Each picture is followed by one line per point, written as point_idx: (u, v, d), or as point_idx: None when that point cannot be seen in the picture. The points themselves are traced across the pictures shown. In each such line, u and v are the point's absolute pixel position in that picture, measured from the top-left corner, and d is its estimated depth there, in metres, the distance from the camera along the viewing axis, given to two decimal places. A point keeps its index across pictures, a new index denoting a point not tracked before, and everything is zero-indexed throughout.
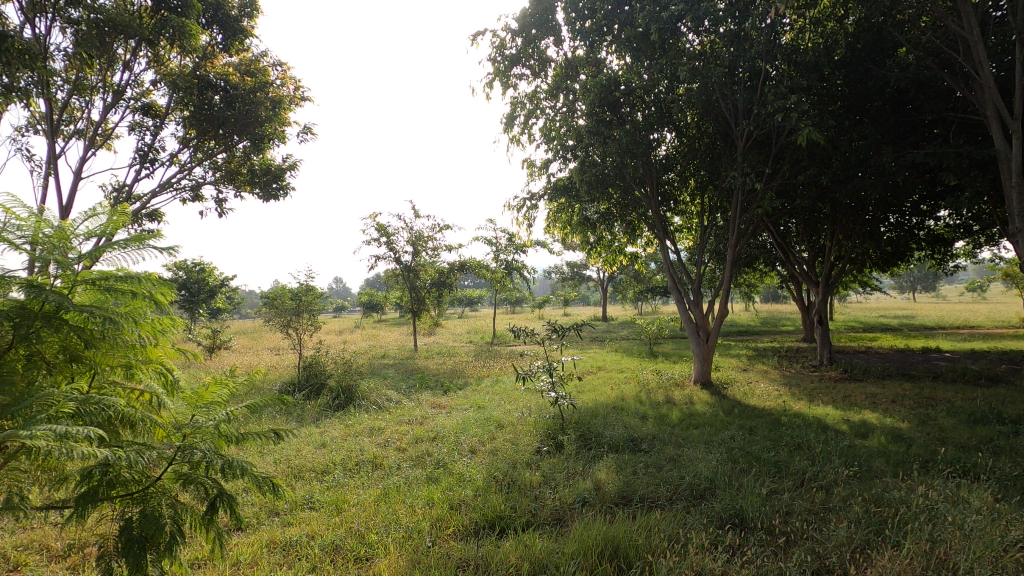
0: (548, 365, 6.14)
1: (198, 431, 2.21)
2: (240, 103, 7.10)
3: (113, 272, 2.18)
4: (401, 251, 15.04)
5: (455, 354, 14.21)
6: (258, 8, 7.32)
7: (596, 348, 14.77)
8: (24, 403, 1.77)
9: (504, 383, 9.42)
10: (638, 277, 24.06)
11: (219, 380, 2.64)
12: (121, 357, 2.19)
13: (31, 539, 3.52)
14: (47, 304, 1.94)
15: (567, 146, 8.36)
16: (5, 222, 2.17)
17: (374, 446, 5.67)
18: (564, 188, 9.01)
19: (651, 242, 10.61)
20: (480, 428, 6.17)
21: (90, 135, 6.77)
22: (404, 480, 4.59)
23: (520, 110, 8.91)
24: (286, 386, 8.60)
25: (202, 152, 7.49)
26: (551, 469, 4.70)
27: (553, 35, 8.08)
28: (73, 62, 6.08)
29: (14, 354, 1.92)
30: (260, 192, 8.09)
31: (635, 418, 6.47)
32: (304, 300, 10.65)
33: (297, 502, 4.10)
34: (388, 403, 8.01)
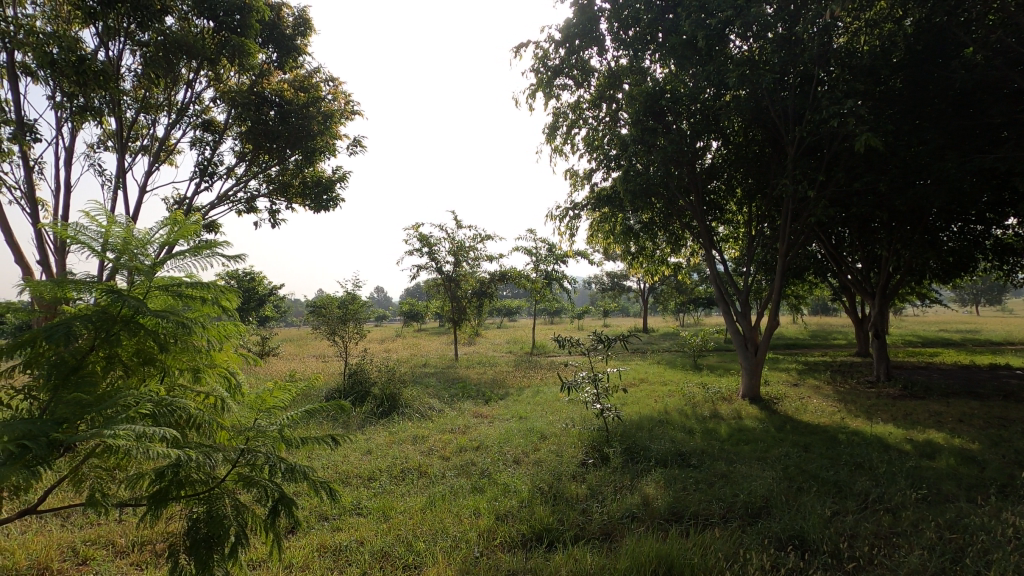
0: (593, 376, 6.05)
1: (260, 435, 2.27)
2: (293, 118, 7.36)
3: (183, 279, 2.29)
4: (443, 262, 15.22)
5: (495, 364, 14.25)
6: (310, 27, 7.59)
7: (637, 359, 14.53)
8: (104, 402, 1.86)
9: (545, 393, 9.35)
10: (680, 287, 23.58)
11: (280, 384, 2.72)
12: (189, 361, 2.28)
13: (98, 534, 3.69)
14: (124, 309, 2.04)
15: (610, 156, 8.30)
16: (84, 228, 2.30)
17: (418, 454, 5.71)
18: (608, 198, 8.91)
19: (696, 252, 10.39)
20: (524, 439, 6.13)
21: (155, 151, 7.13)
22: (449, 489, 4.59)
23: (563, 120, 8.91)
24: (332, 392, 8.78)
25: (256, 165, 7.78)
26: (597, 482, 4.61)
27: (597, 45, 8.06)
28: (141, 82, 6.43)
29: (94, 356, 2.02)
30: (310, 204, 8.36)
31: (682, 432, 6.30)
32: (349, 308, 10.89)
33: (345, 508, 4.15)
34: (431, 411, 8.07)
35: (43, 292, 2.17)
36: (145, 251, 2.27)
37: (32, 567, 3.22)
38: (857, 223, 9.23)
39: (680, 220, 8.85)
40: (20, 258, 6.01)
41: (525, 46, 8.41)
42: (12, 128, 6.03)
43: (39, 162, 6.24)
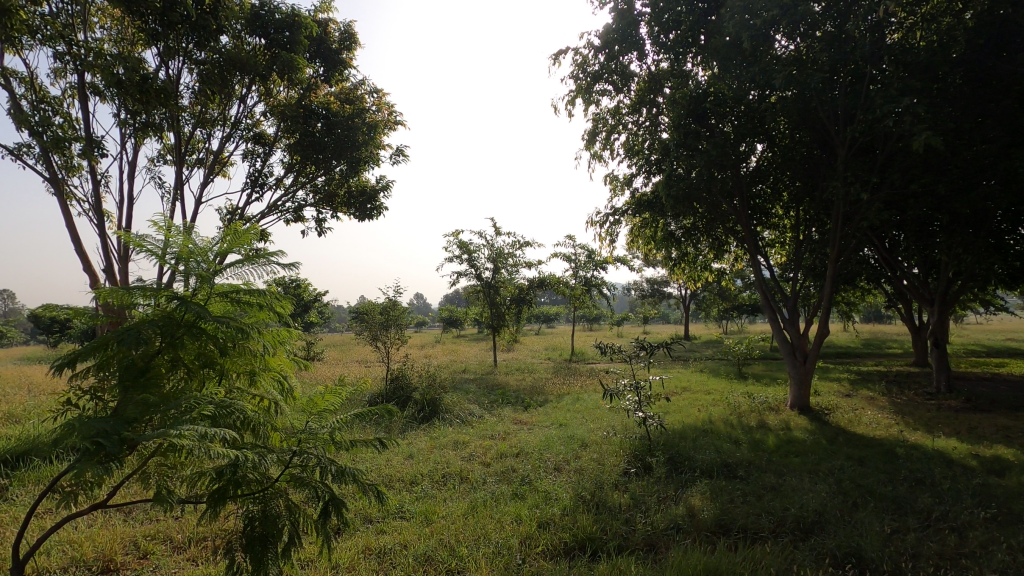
0: (635, 384, 5.95)
1: (312, 438, 2.34)
2: (339, 129, 7.59)
3: (241, 286, 2.40)
4: (482, 268, 15.34)
5: (534, 371, 14.22)
6: (355, 41, 7.81)
7: (679, 367, 14.25)
8: (169, 404, 1.96)
9: (585, 401, 9.26)
10: (723, 293, 23.01)
11: (331, 388, 2.79)
12: (246, 365, 2.37)
13: (157, 529, 3.87)
14: (188, 314, 2.14)
15: (651, 161, 8.20)
16: (151, 237, 2.43)
17: (459, 459, 5.75)
18: (649, 203, 8.79)
19: (741, 258, 10.13)
20: (564, 446, 6.09)
21: (210, 163, 7.46)
22: (490, 495, 4.60)
23: (602, 126, 8.87)
24: (374, 397, 8.95)
25: (304, 176, 8.02)
26: (640, 492, 4.54)
27: (637, 50, 7.99)
28: (198, 98, 6.75)
29: (160, 359, 2.13)
30: (355, 213, 8.58)
31: (728, 443, 6.12)
32: (391, 314, 11.09)
33: (389, 510, 4.22)
34: (471, 417, 8.12)
35: (115, 297, 2.30)
36: (208, 257, 2.38)
37: (98, 560, 3.41)
38: (913, 226, 8.82)
39: (723, 225, 8.65)
40: (87, 267, 6.39)
41: (564, 53, 8.42)
42: (81, 144, 6.44)
43: (106, 176, 6.64)
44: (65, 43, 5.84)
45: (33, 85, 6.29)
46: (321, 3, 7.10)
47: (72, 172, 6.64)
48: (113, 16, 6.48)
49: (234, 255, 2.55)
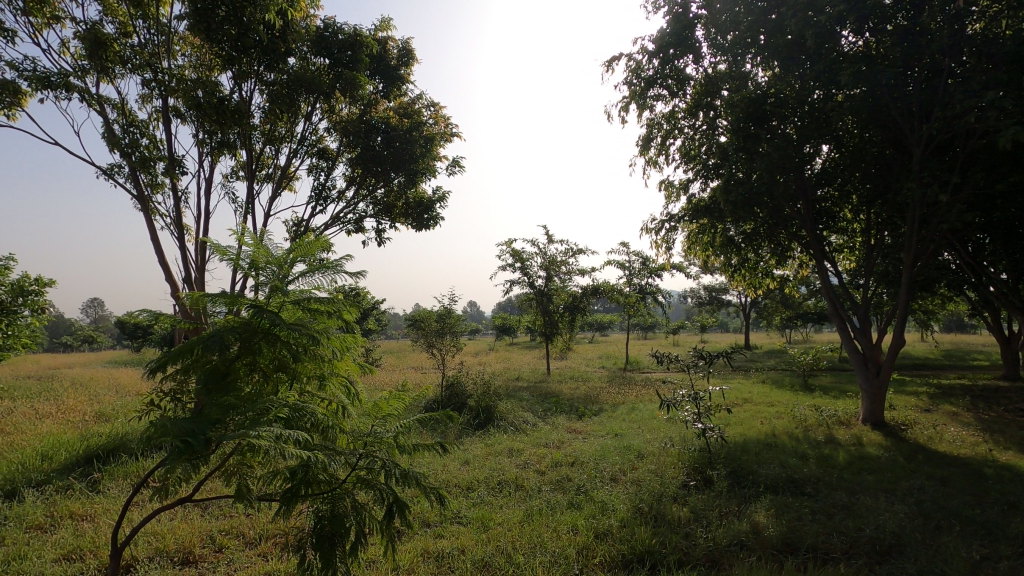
0: (694, 395, 5.78)
1: (377, 441, 2.42)
2: (398, 143, 7.85)
3: (312, 295, 2.54)
4: (535, 276, 15.38)
5: (588, 379, 14.08)
6: (413, 57, 8.06)
7: (740, 377, 13.75)
8: (249, 405, 2.09)
9: (641, 411, 9.09)
10: (786, 301, 22.04)
11: (395, 392, 2.88)
12: (315, 369, 2.49)
13: (231, 525, 4.09)
14: (264, 321, 2.28)
15: (709, 165, 8.00)
16: (232, 247, 2.60)
17: (514, 467, 5.77)
18: (707, 209, 8.55)
19: (805, 264, 9.69)
20: (620, 456, 6.00)
21: (278, 178, 7.87)
22: (546, 503, 4.60)
23: (657, 131, 8.74)
24: (430, 403, 9.12)
25: (364, 188, 8.29)
26: (700, 506, 4.41)
27: (693, 53, 7.84)
28: (268, 117, 7.14)
29: (239, 363, 2.27)
30: (413, 223, 8.81)
31: (794, 457, 5.85)
32: (447, 321, 11.30)
33: (446, 515, 4.30)
34: (525, 424, 8.13)
35: (199, 304, 2.47)
36: (284, 267, 2.52)
37: (179, 551, 3.66)
38: (1000, 229, 8.19)
39: (786, 230, 8.32)
40: (169, 277, 6.87)
41: (617, 59, 8.36)
42: (165, 163, 6.95)
43: (186, 192, 7.12)
44: (151, 70, 6.34)
45: (124, 110, 6.85)
46: (381, 22, 7.37)
47: (157, 189, 7.17)
48: (192, 44, 6.98)
49: (300, 266, 2.65)
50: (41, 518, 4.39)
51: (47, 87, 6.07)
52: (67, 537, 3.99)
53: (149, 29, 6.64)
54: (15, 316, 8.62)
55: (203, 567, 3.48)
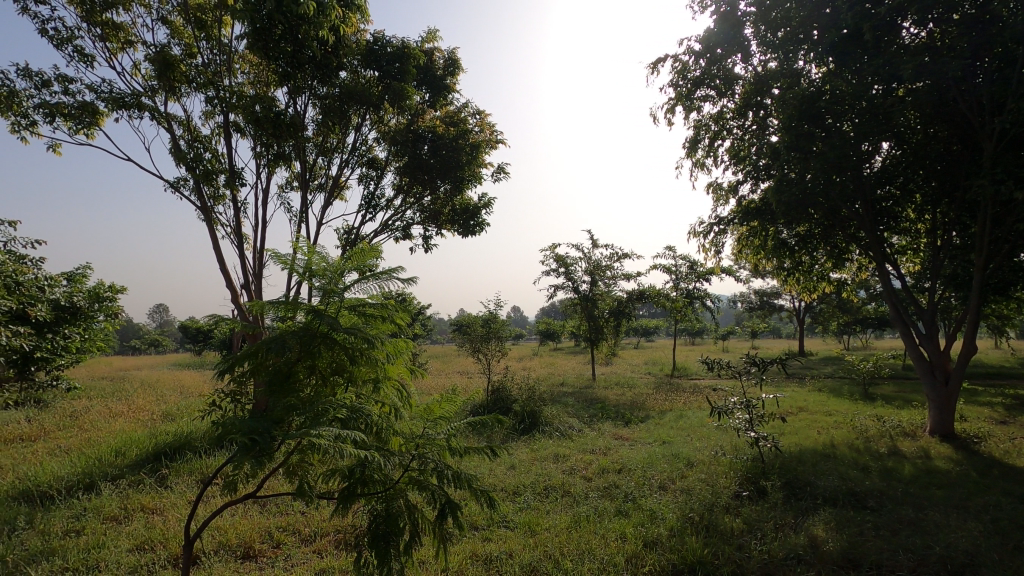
0: (746, 402, 5.61)
1: (429, 443, 2.47)
2: (444, 151, 8.00)
3: (367, 301, 2.63)
4: (580, 281, 15.31)
5: (634, 385, 13.86)
6: (458, 66, 8.19)
7: (794, 385, 13.25)
8: (309, 406, 2.19)
9: (689, 418, 8.89)
10: (843, 306, 21.07)
11: (446, 395, 2.93)
12: (370, 373, 2.57)
13: (288, 522, 4.26)
14: (322, 326, 2.39)
15: (759, 166, 7.77)
16: (291, 254, 2.73)
17: (561, 472, 5.76)
18: (759, 211, 8.29)
19: (864, 267, 9.26)
20: (669, 464, 5.90)
21: (330, 188, 8.15)
22: (594, 510, 4.56)
23: (704, 132, 8.57)
24: (476, 407, 9.21)
25: (412, 196, 8.50)
26: (754, 517, 4.28)
27: (741, 51, 7.66)
28: (321, 128, 7.41)
29: (299, 366, 2.38)
30: (459, 229, 8.95)
31: (854, 469, 5.58)
32: (492, 326, 11.40)
33: (494, 518, 4.35)
34: (571, 430, 8.10)
35: (262, 310, 2.61)
36: (339, 276, 2.59)
37: (240, 546, 3.84)
38: None
39: (843, 232, 7.98)
40: (229, 283, 7.23)
41: (662, 61, 8.25)
42: (226, 176, 7.33)
43: (245, 203, 7.48)
44: (213, 88, 6.70)
45: (189, 126, 7.27)
46: (428, 34, 7.54)
47: (218, 201, 7.57)
48: (250, 62, 7.33)
49: (352, 275, 2.69)
50: (116, 509, 4.69)
51: (121, 107, 6.51)
52: (140, 528, 4.25)
53: (212, 49, 7.04)
54: (91, 320, 9.26)
55: (262, 562, 3.64)
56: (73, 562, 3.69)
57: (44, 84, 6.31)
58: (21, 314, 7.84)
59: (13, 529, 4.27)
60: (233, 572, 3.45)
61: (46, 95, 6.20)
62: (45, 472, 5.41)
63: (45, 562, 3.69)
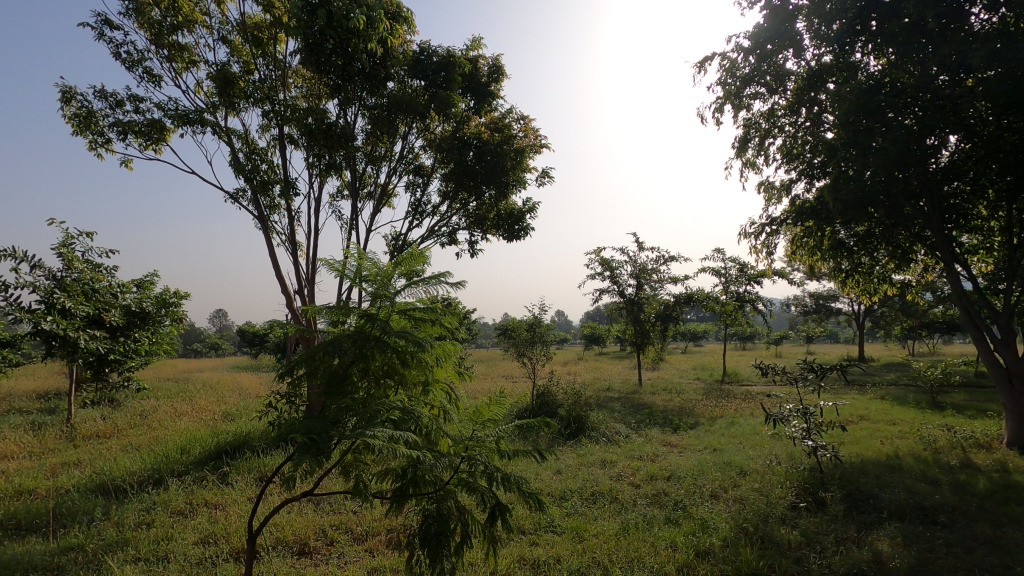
0: (803, 410, 5.37)
1: (478, 444, 2.50)
2: (489, 157, 8.06)
3: (416, 306, 2.69)
4: (625, 285, 15.10)
5: (683, 391, 13.53)
6: (502, 73, 8.26)
7: (854, 393, 12.61)
8: (364, 407, 2.26)
9: (741, 425, 8.61)
10: (907, 309, 19.91)
11: (495, 397, 2.97)
12: (421, 376, 2.62)
13: (340, 520, 4.38)
14: (375, 329, 2.47)
15: (814, 164, 7.48)
16: (343, 260, 2.82)
17: (608, 478, 5.69)
18: (814, 210, 7.96)
19: (931, 267, 8.74)
20: (721, 473, 5.72)
21: (378, 196, 8.37)
22: (643, 517, 4.49)
23: (755, 131, 8.30)
24: (521, 412, 9.21)
25: (458, 202, 8.62)
26: (812, 530, 4.11)
27: (793, 46, 7.39)
28: (370, 138, 7.63)
29: (353, 368, 2.45)
30: (504, 234, 9.00)
31: (923, 482, 5.27)
32: (537, 330, 11.39)
33: (541, 523, 4.35)
34: (618, 436, 7.98)
35: (318, 314, 2.70)
36: (389, 280, 2.66)
37: (296, 542, 3.99)
38: None
39: (907, 231, 7.56)
40: (284, 289, 7.53)
41: (709, 59, 8.05)
42: (281, 186, 7.64)
43: (299, 212, 7.78)
44: (269, 103, 7.02)
45: (247, 140, 7.63)
46: (472, 42, 7.65)
47: (274, 210, 7.90)
48: (303, 76, 7.63)
49: (400, 281, 2.75)
50: (182, 504, 4.95)
51: (185, 124, 6.90)
52: (205, 522, 4.47)
53: (268, 65, 7.37)
54: (159, 325, 9.83)
55: (317, 558, 3.77)
56: (144, 553, 3.92)
57: (117, 104, 6.76)
58: (97, 319, 8.42)
59: (92, 519, 4.58)
60: (291, 567, 3.59)
61: (119, 114, 6.65)
62: (119, 467, 5.77)
63: (119, 552, 3.93)
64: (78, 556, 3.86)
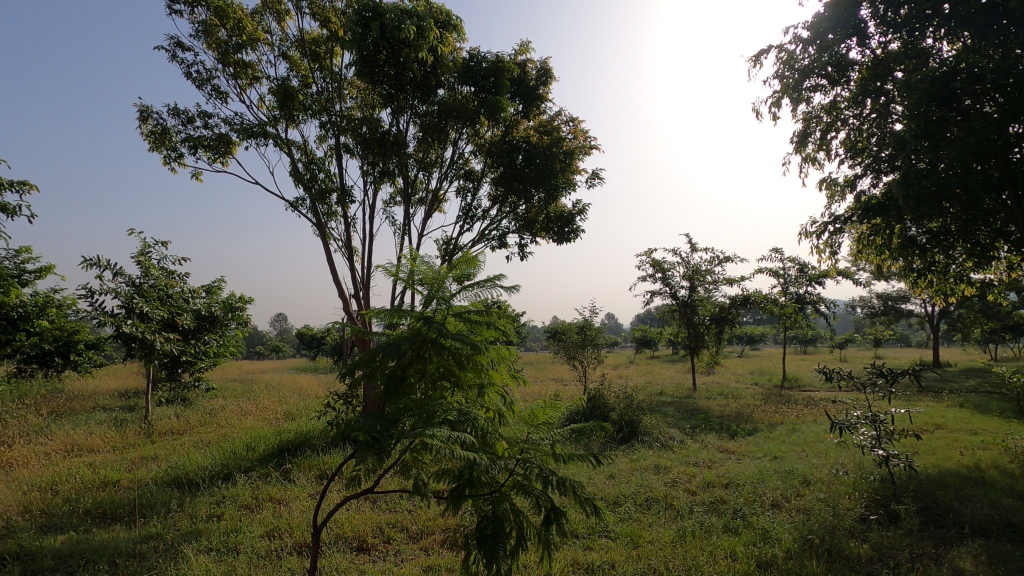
0: (871, 417, 5.08)
1: (533, 448, 2.51)
2: (538, 160, 8.05)
3: (471, 309, 2.73)
4: (677, 286, 14.75)
5: (740, 396, 13.08)
6: (551, 76, 8.26)
7: (928, 400, 11.83)
8: (423, 408, 2.31)
9: (803, 432, 8.23)
10: (988, 310, 18.48)
11: (549, 401, 2.97)
12: (476, 378, 2.66)
13: (397, 518, 4.49)
14: (431, 332, 2.52)
15: (881, 158, 7.08)
16: (399, 263, 2.89)
17: (663, 484, 5.57)
18: (882, 207, 7.54)
19: (1015, 265, 8.09)
20: (782, 481, 5.50)
21: (430, 202, 8.54)
22: (700, 525, 4.37)
23: (815, 125, 7.95)
24: (572, 415, 9.16)
25: (508, 206, 8.69)
26: (884, 543, 3.89)
27: (857, 35, 7.03)
28: (421, 145, 7.79)
29: (412, 370, 2.52)
30: (554, 236, 8.99)
31: (1009, 497, 4.88)
32: (587, 333, 11.30)
33: (594, 528, 4.31)
34: (672, 441, 7.80)
35: (376, 317, 2.78)
36: (444, 284, 2.70)
37: (355, 538, 4.12)
38: None
39: (988, 227, 7.04)
40: (341, 293, 7.79)
41: (766, 52, 7.76)
42: (337, 194, 7.93)
43: (354, 218, 8.04)
44: (326, 114, 7.31)
45: (305, 150, 7.95)
46: (520, 46, 7.69)
47: (331, 217, 8.19)
48: (358, 87, 7.88)
49: (454, 284, 2.79)
50: (249, 499, 5.20)
51: (249, 136, 7.27)
52: (270, 516, 4.68)
53: (325, 78, 7.66)
54: (226, 328, 10.37)
55: (376, 555, 3.88)
56: (216, 543, 4.15)
57: (189, 120, 7.19)
58: (171, 323, 8.97)
59: (169, 510, 4.87)
60: (351, 562, 3.70)
61: (191, 130, 7.08)
62: (191, 462, 6.12)
63: (194, 542, 4.17)
64: (158, 544, 4.12)
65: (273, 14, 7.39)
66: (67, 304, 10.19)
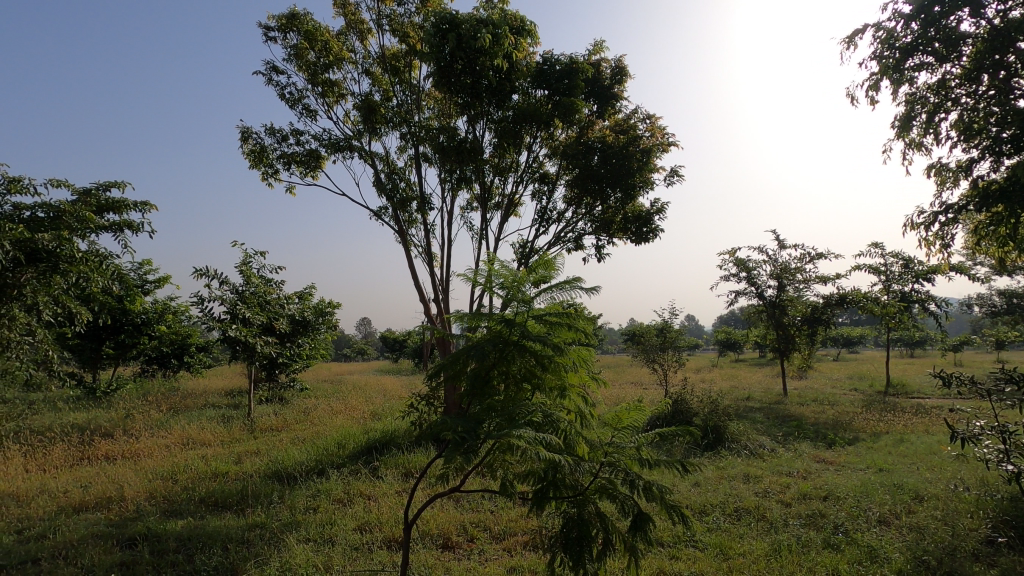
0: (998, 428, 4.53)
1: (617, 452, 2.46)
2: (615, 159, 7.92)
3: (549, 311, 2.72)
4: (764, 286, 14.00)
5: (837, 403, 12.16)
6: (626, 73, 8.11)
7: None
8: (507, 410, 2.34)
9: (913, 444, 7.52)
10: None
11: (633, 405, 2.90)
12: (557, 381, 2.64)
13: (479, 518, 4.58)
14: (511, 334, 2.55)
15: (1002, 139, 6.34)
16: (478, 267, 2.94)
17: (752, 494, 5.30)
18: (1005, 193, 6.74)
19: None
20: (891, 496, 5.05)
21: (506, 206, 8.64)
22: (797, 539, 4.11)
23: (921, 107, 7.27)
24: (653, 419, 8.91)
25: (584, 208, 8.63)
26: (1017, 570, 3.46)
27: (970, 5, 6.36)
28: (497, 150, 7.90)
29: (495, 372, 2.55)
30: (632, 237, 8.81)
31: None
32: (668, 336, 10.96)
33: (681, 537, 4.17)
34: (761, 449, 7.41)
35: (457, 319, 2.85)
36: (521, 287, 2.72)
37: (440, 536, 4.23)
38: None
39: None
40: (422, 297, 8.04)
41: (862, 32, 7.18)
42: (417, 202, 8.20)
43: (433, 225, 8.30)
44: (406, 125, 7.61)
45: (387, 161, 8.30)
46: (594, 46, 7.62)
47: (412, 224, 8.49)
48: (435, 98, 8.14)
49: (531, 288, 2.80)
50: (342, 493, 5.48)
51: (337, 150, 7.70)
52: (361, 511, 4.91)
53: (404, 91, 7.98)
54: (317, 331, 11.02)
55: (460, 553, 3.97)
56: (313, 534, 4.41)
57: (284, 138, 7.73)
58: (269, 327, 9.66)
59: (271, 501, 5.25)
60: (437, 558, 3.81)
61: (286, 147, 7.60)
62: (290, 457, 6.54)
63: (294, 532, 4.46)
64: (263, 532, 4.44)
65: (356, 34, 7.79)
66: (181, 311, 11.23)
